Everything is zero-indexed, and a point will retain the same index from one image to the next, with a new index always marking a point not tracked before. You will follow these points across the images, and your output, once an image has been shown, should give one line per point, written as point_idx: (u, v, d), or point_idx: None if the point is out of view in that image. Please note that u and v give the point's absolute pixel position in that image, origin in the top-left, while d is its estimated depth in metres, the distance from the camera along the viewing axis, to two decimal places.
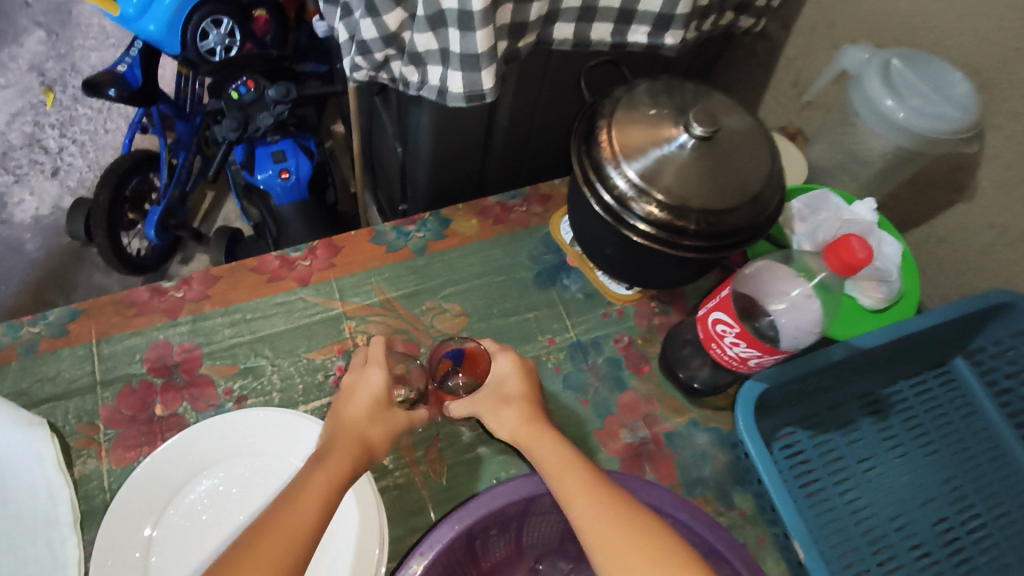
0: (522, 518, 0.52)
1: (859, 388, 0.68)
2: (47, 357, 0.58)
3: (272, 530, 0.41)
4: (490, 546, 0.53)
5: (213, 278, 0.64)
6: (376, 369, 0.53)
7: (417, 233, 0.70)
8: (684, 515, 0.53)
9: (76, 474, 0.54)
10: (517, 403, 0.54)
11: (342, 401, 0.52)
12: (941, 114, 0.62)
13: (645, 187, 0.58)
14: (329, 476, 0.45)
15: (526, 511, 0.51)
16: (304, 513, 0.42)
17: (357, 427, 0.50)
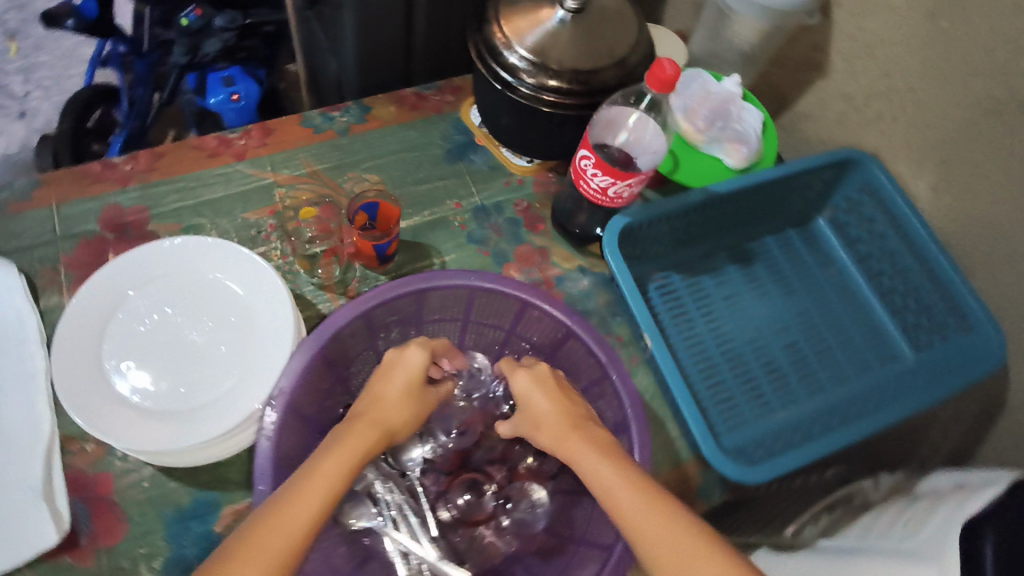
0: (420, 322, 0.61)
1: (728, 241, 0.80)
2: (14, 217, 0.67)
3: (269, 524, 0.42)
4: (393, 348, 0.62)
5: (157, 154, 0.73)
6: (415, 350, 0.55)
7: (341, 118, 0.79)
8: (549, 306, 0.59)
9: (42, 306, 0.64)
10: (551, 414, 0.53)
11: (378, 378, 0.54)
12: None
13: (530, 56, 0.67)
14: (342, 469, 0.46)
15: (421, 312, 0.60)
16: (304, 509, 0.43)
17: (381, 410, 0.52)
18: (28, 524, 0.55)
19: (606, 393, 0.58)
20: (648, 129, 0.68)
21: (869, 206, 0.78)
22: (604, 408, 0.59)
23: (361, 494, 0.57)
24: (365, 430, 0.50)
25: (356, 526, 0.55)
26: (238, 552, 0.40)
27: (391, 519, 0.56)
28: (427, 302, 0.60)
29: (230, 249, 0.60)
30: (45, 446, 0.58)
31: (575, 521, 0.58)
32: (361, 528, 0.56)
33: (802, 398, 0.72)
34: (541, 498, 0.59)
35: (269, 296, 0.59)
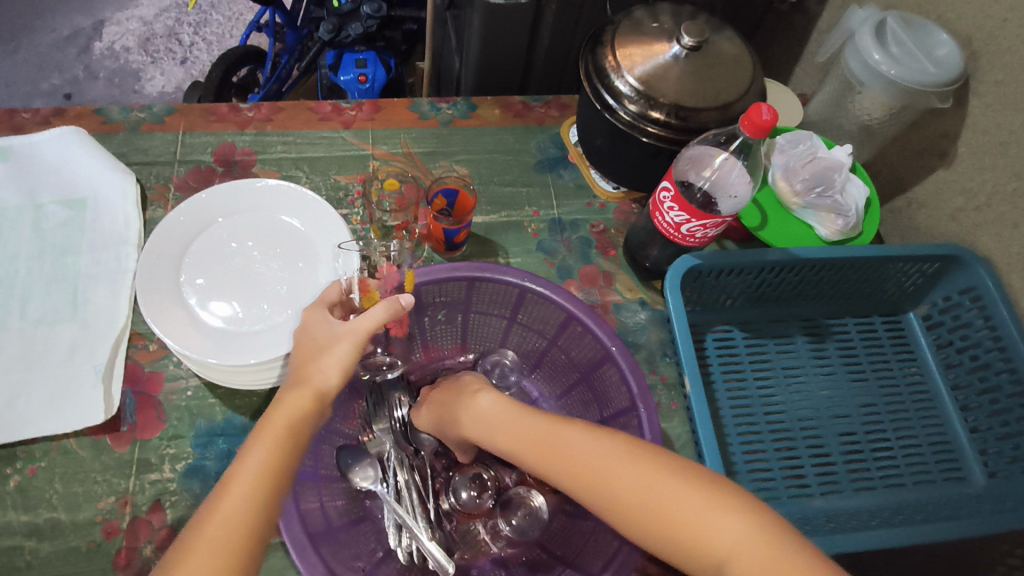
0: (467, 311, 0.63)
1: (803, 311, 0.76)
2: (146, 135, 0.76)
3: (197, 539, 0.40)
4: (438, 331, 0.64)
5: (278, 108, 0.80)
6: (319, 310, 0.52)
7: (447, 110, 0.83)
8: (592, 323, 0.57)
9: (146, 216, 0.71)
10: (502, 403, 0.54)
11: (300, 353, 0.50)
12: (935, 78, 0.68)
13: (635, 82, 0.67)
14: (263, 459, 0.44)
15: (470, 301, 0.61)
16: (229, 516, 0.41)
17: (314, 368, 0.49)
18: (85, 400, 0.59)
19: (628, 425, 0.56)
20: (733, 172, 0.66)
21: (966, 310, 0.72)
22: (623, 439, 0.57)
23: (372, 456, 0.57)
24: (299, 398, 0.47)
25: (359, 484, 0.55)
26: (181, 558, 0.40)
27: (393, 489, 0.56)
28: (476, 294, 0.61)
29: (312, 202, 0.64)
30: (116, 336, 0.63)
31: (571, 544, 0.56)
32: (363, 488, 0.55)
33: (845, 492, 0.66)
34: (540, 506, 0.59)
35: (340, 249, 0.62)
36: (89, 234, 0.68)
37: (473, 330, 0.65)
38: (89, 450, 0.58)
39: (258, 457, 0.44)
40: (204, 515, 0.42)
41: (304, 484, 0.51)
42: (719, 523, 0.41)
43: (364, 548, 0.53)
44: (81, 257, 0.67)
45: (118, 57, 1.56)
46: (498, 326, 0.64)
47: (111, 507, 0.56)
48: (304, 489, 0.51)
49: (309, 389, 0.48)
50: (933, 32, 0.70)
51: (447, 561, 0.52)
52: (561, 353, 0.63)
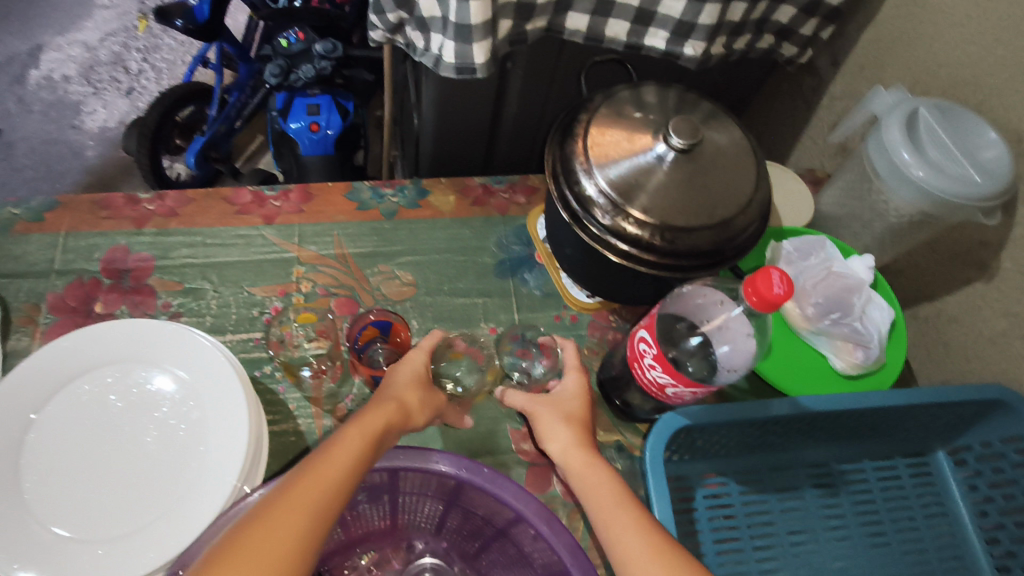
0: (395, 493, 0.50)
1: (811, 455, 0.63)
2: (18, 238, 0.62)
3: (286, 505, 0.36)
4: (360, 512, 0.51)
5: (186, 199, 0.66)
6: (421, 351, 0.52)
7: (392, 197, 0.70)
8: (547, 530, 0.45)
9: (8, 346, 0.57)
10: (569, 424, 0.50)
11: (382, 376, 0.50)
12: (980, 188, 0.55)
13: (608, 189, 0.54)
14: (359, 439, 0.42)
15: (396, 485, 0.49)
16: (317, 491, 0.38)
17: (406, 389, 0.48)
18: None
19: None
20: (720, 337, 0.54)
21: (1012, 463, 0.59)
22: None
23: None
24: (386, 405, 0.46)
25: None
26: (259, 520, 0.35)
27: None
28: (403, 482, 0.48)
29: (206, 345, 0.51)
30: None
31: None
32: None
33: None
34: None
35: (231, 411, 0.49)
36: None
37: (406, 510, 0.53)
38: None
39: (357, 432, 0.42)
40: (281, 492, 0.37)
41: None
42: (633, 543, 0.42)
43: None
44: None
45: (57, 87, 1.41)
46: (436, 507, 0.52)
47: None
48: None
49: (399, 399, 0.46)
50: (976, 125, 0.58)
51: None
52: (510, 547, 0.50)
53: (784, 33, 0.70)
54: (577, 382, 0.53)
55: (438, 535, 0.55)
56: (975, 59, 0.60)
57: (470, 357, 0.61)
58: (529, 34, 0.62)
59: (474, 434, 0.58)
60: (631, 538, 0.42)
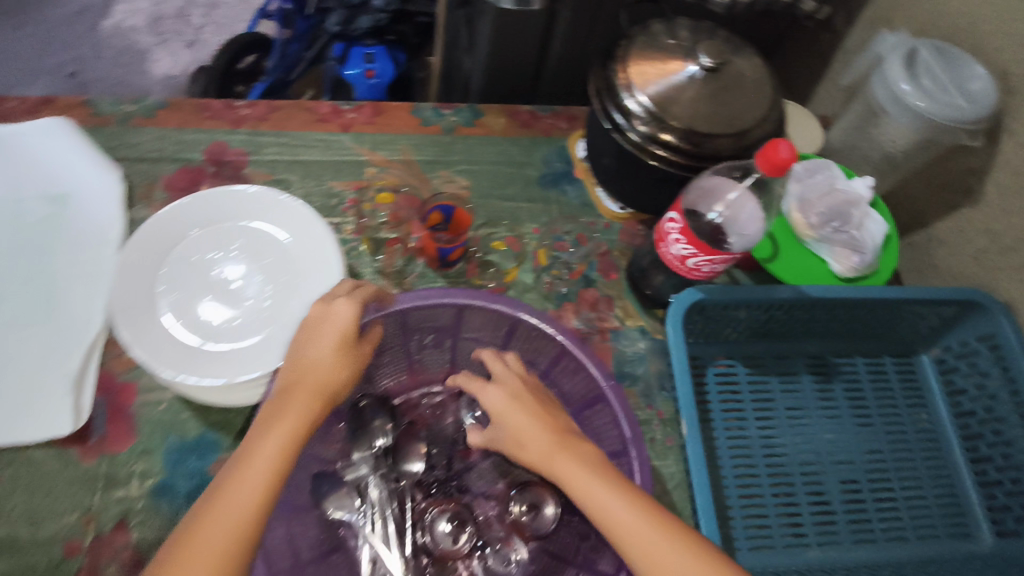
0: (456, 336, 0.61)
1: (810, 347, 0.72)
2: (135, 130, 0.73)
3: (211, 516, 0.40)
4: (426, 354, 0.63)
5: (274, 108, 0.76)
6: (342, 302, 0.50)
7: (451, 116, 0.80)
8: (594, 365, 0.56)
9: (131, 215, 0.68)
10: (538, 430, 0.50)
11: (304, 337, 0.50)
12: (969, 111, 0.63)
13: (646, 101, 0.63)
14: (275, 446, 0.44)
15: (459, 326, 0.60)
16: (242, 499, 0.41)
17: (318, 369, 0.48)
18: (53, 409, 0.57)
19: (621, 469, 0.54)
20: (746, 208, 0.58)
21: (985, 359, 0.68)
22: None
23: (351, 486, 0.56)
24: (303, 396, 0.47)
25: (333, 517, 0.55)
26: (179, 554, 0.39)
27: (369, 518, 0.55)
28: (466, 322, 0.60)
29: (300, 211, 0.61)
30: (90, 342, 0.60)
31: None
32: (340, 520, 0.55)
33: (844, 543, 0.63)
34: (521, 556, 0.57)
35: (323, 262, 0.59)
36: (69, 231, 0.65)
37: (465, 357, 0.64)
38: (55, 461, 0.56)
39: (273, 442, 0.44)
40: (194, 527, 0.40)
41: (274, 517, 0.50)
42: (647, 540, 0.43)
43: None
44: (58, 257, 0.64)
45: (126, 37, 1.53)
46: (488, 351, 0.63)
47: (73, 524, 0.54)
48: (274, 524, 0.50)
49: (314, 386, 0.47)
50: (967, 61, 0.66)
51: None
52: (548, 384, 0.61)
53: None
54: (504, 364, 0.56)
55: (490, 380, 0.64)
56: (972, 8, 0.68)
57: (509, 247, 0.73)
58: None
59: None
60: (646, 539, 0.42)
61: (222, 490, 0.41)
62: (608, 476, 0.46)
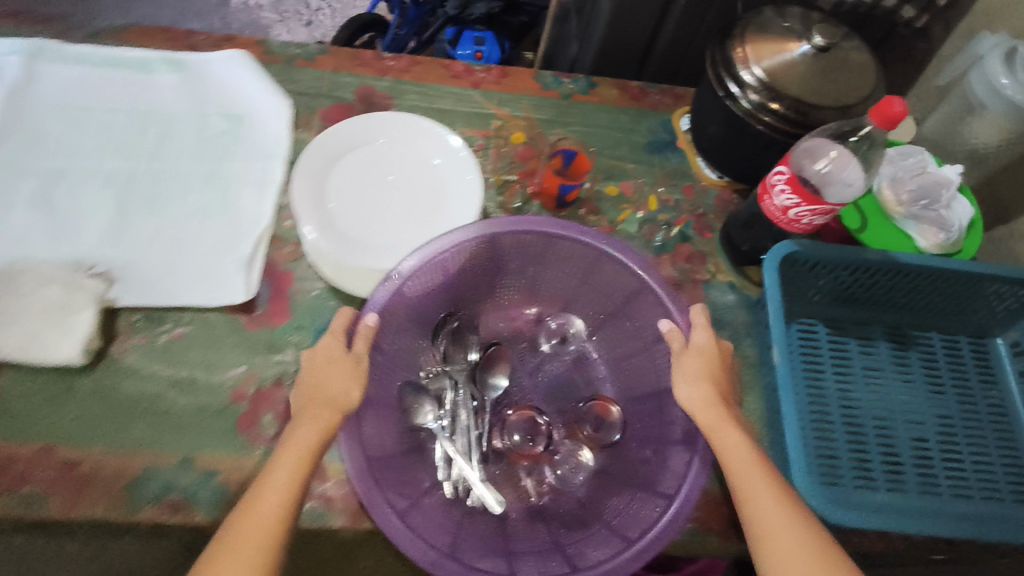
0: (541, 267, 0.69)
1: (888, 317, 0.77)
2: (299, 68, 0.84)
3: (237, 536, 0.45)
4: (508, 285, 0.71)
5: (416, 62, 0.87)
6: (329, 336, 0.57)
7: (569, 84, 0.88)
8: (672, 306, 0.62)
9: (294, 137, 0.78)
10: (702, 379, 0.56)
11: (309, 368, 0.56)
12: None
13: (760, 73, 0.70)
14: (294, 461, 0.50)
15: (546, 259, 0.67)
16: (266, 517, 0.47)
17: (324, 388, 0.54)
18: (229, 283, 0.67)
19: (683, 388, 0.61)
20: (849, 167, 0.64)
21: None
22: (675, 414, 0.61)
23: (433, 395, 0.65)
24: (318, 412, 0.52)
25: (420, 422, 0.63)
26: (219, 556, 0.45)
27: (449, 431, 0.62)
28: (554, 255, 0.67)
29: (449, 146, 0.70)
30: (259, 234, 0.71)
31: (605, 508, 0.61)
32: (425, 426, 0.63)
33: (911, 492, 0.67)
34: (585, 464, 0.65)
35: (466, 183, 0.68)
36: (244, 144, 0.76)
37: (542, 289, 0.71)
38: (228, 326, 0.66)
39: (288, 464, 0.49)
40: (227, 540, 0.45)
41: (367, 409, 0.57)
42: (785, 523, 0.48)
43: (414, 480, 0.59)
44: (233, 163, 0.75)
45: (252, 12, 1.68)
46: (568, 284, 0.70)
47: (240, 377, 0.63)
48: (367, 416, 0.57)
49: (327, 403, 0.53)
50: None
51: (494, 500, 0.58)
52: (629, 321, 0.68)
53: None
54: (707, 340, 0.59)
55: (566, 312, 0.72)
56: None
57: (622, 192, 0.81)
58: None
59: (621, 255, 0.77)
60: (781, 529, 0.48)
61: (241, 516, 0.47)
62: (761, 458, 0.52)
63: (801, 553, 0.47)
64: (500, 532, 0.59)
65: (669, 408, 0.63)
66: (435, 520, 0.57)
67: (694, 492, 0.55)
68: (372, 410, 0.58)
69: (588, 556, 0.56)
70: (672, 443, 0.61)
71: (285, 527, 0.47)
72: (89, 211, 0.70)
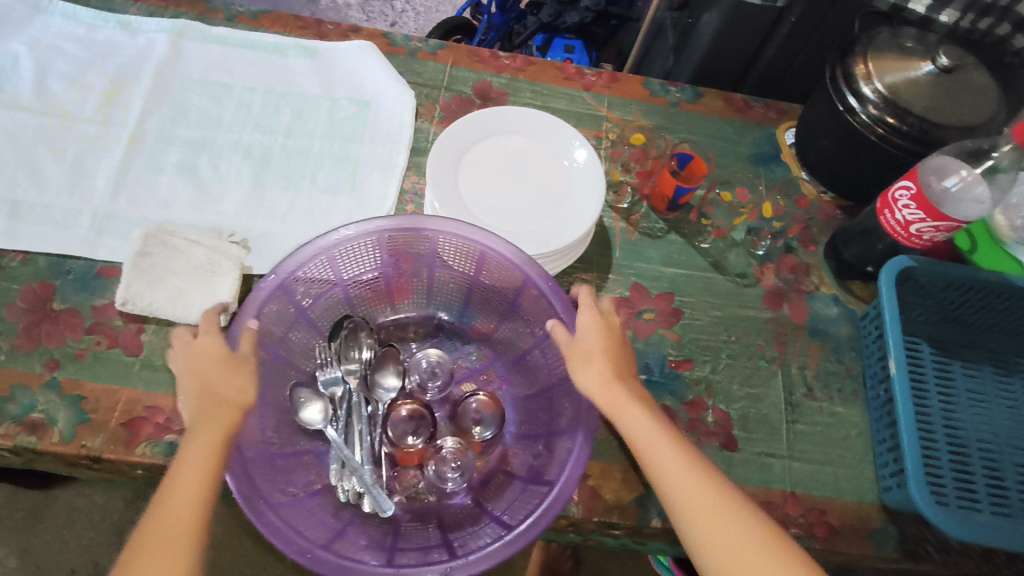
0: (430, 265, 0.65)
1: (992, 341, 0.76)
2: (421, 61, 0.87)
3: (149, 540, 0.44)
4: (404, 281, 0.67)
5: (530, 63, 0.90)
6: (208, 337, 0.55)
7: (676, 93, 0.91)
8: (554, 301, 0.59)
9: (416, 126, 0.81)
10: (599, 356, 0.56)
11: (190, 371, 0.54)
12: None
13: (884, 89, 0.72)
14: (206, 456, 0.48)
15: (433, 257, 0.64)
16: (176, 515, 0.46)
17: (217, 388, 0.52)
18: None
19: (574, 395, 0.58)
20: (975, 188, 0.67)
21: None
22: (563, 406, 0.59)
23: (325, 396, 0.61)
24: (215, 414, 0.51)
25: (307, 422, 0.59)
26: (135, 562, 0.44)
27: (342, 427, 0.60)
28: (439, 250, 0.63)
29: (576, 142, 0.73)
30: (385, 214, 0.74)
31: (500, 501, 0.58)
32: (313, 426, 0.59)
33: (1016, 517, 0.66)
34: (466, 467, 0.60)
35: (590, 179, 0.71)
36: (370, 129, 0.80)
37: (436, 289, 0.68)
38: None
39: (194, 465, 0.48)
40: (137, 549, 0.44)
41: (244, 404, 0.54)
42: (723, 508, 0.49)
43: (301, 479, 0.57)
44: (361, 145, 0.79)
45: (339, 10, 1.74)
46: (455, 280, 0.66)
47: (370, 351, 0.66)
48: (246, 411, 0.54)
49: (226, 406, 0.51)
50: None
51: (385, 503, 0.56)
52: (520, 321, 0.65)
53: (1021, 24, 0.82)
54: (593, 319, 0.58)
55: (461, 315, 0.69)
56: None
57: (732, 200, 0.83)
58: None
59: (724, 261, 0.78)
60: (711, 510, 0.49)
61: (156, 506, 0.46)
62: (675, 440, 0.53)
63: (740, 534, 0.47)
64: (390, 532, 0.56)
65: (559, 403, 0.60)
66: (316, 520, 0.54)
67: (572, 485, 0.52)
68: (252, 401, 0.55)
69: (471, 544, 0.53)
70: (556, 433, 0.59)
71: (201, 521, 0.46)
72: (230, 181, 0.74)
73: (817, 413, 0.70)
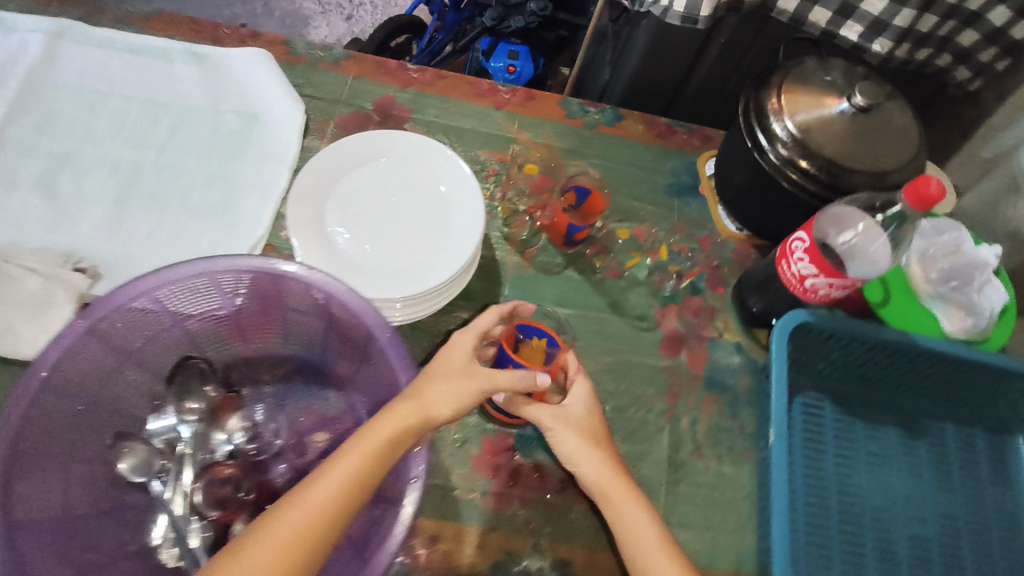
0: (281, 307, 0.60)
1: (899, 401, 0.72)
2: (320, 72, 0.81)
3: (278, 523, 0.44)
4: (254, 324, 0.62)
5: (439, 76, 0.84)
6: (466, 337, 0.56)
7: (595, 114, 0.85)
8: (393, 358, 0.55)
9: (305, 143, 0.76)
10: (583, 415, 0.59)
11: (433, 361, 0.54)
12: None
13: (793, 128, 0.66)
14: (368, 457, 0.47)
15: (281, 297, 0.59)
16: (306, 514, 0.45)
17: (427, 388, 0.51)
18: None
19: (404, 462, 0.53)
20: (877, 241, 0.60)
21: None
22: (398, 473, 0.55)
23: (156, 449, 0.57)
24: (403, 412, 0.50)
25: (127, 476, 0.55)
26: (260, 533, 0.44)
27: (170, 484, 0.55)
28: (284, 291, 0.59)
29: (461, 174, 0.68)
30: (254, 241, 0.69)
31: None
32: (133, 481, 0.55)
33: None
34: None
35: (470, 214, 0.66)
36: (252, 145, 0.75)
37: (292, 332, 0.62)
38: None
39: (354, 459, 0.47)
40: (265, 525, 0.44)
41: (33, 466, 0.49)
42: None
43: (113, 539, 0.52)
44: (242, 163, 0.73)
45: (293, 1, 1.67)
46: (310, 324, 0.61)
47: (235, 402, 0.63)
48: (33, 470, 0.49)
49: (414, 407, 0.50)
50: None
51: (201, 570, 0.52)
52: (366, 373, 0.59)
53: (961, 56, 0.76)
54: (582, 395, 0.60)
55: (321, 362, 0.63)
56: None
57: (633, 237, 0.78)
58: (746, 4, 0.76)
59: (624, 302, 0.74)
60: None
61: (292, 501, 0.45)
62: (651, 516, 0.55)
63: None
64: None
65: None
66: None
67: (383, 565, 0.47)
68: (40, 464, 0.50)
69: None
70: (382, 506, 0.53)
71: (330, 524, 0.45)
72: (91, 199, 0.69)
73: (702, 473, 0.66)
